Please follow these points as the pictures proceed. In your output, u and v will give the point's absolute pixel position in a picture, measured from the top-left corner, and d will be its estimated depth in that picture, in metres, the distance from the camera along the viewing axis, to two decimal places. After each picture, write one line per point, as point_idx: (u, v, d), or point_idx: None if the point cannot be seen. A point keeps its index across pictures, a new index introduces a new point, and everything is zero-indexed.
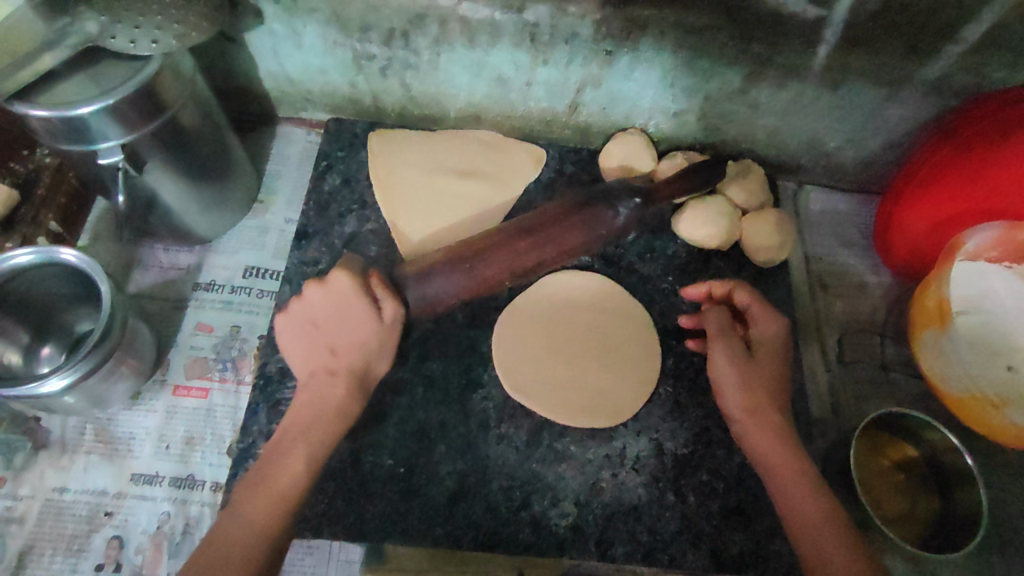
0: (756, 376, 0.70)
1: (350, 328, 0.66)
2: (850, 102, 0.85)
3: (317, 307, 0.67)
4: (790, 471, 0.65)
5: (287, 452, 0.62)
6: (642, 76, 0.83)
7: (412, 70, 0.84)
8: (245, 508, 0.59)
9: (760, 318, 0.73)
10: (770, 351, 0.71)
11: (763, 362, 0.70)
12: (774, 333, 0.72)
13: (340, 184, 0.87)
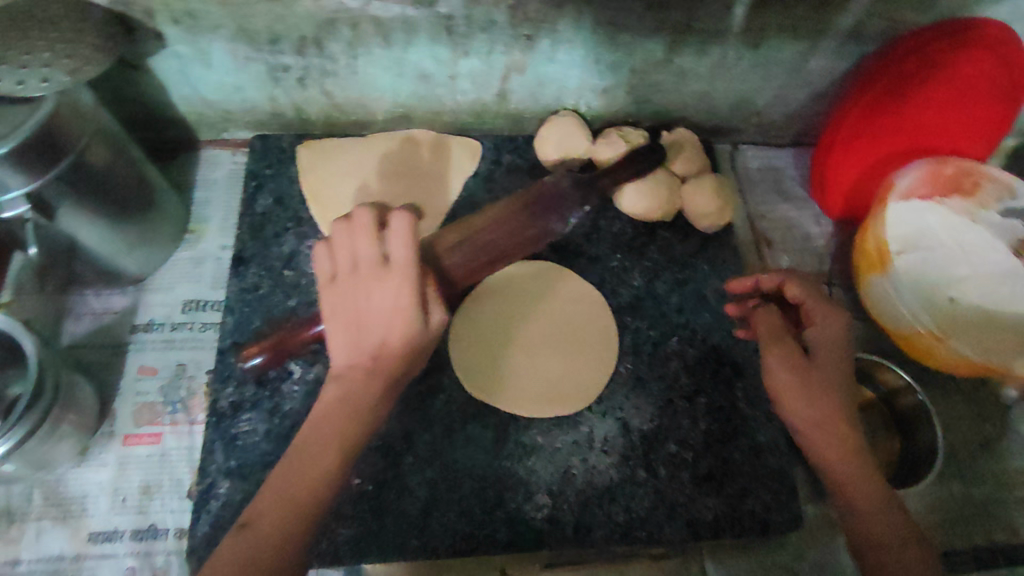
0: (820, 386, 0.68)
1: (384, 330, 0.61)
2: (772, 59, 0.86)
3: (372, 308, 0.61)
4: (856, 482, 0.65)
5: (288, 476, 0.57)
6: (567, 57, 0.82)
7: (330, 77, 0.81)
8: (244, 536, 0.54)
9: (821, 323, 0.71)
10: (833, 357, 0.69)
11: (824, 370, 0.68)
12: (832, 339, 0.70)
13: (272, 204, 0.84)
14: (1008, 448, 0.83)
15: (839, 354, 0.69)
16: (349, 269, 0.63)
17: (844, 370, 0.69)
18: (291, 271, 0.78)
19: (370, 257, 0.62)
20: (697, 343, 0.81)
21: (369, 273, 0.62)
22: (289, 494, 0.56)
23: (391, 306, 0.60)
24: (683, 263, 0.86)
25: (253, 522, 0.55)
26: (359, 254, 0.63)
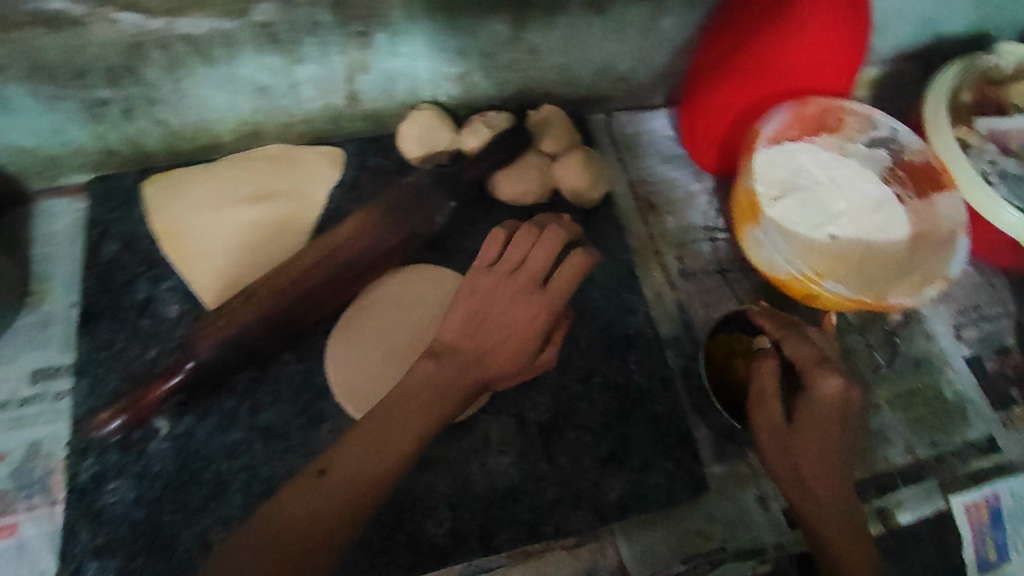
0: (809, 447, 0.68)
1: (513, 315, 0.67)
2: (623, 23, 0.84)
3: (518, 306, 0.67)
4: (831, 525, 0.67)
5: (395, 435, 0.61)
6: (409, 49, 0.77)
7: (157, 104, 0.75)
8: (315, 486, 0.57)
9: (823, 379, 0.69)
10: (822, 417, 0.69)
11: (809, 430, 0.68)
12: (831, 402, 0.69)
13: (120, 249, 0.78)
14: (893, 371, 0.86)
15: (836, 414, 0.69)
16: (504, 272, 0.69)
17: (837, 430, 0.68)
18: (148, 318, 0.74)
19: (534, 272, 0.69)
20: (588, 323, 0.79)
21: (518, 281, 0.68)
22: (374, 451, 0.59)
23: (528, 317, 0.68)
24: None
25: (332, 473, 0.58)
26: (528, 261, 0.69)
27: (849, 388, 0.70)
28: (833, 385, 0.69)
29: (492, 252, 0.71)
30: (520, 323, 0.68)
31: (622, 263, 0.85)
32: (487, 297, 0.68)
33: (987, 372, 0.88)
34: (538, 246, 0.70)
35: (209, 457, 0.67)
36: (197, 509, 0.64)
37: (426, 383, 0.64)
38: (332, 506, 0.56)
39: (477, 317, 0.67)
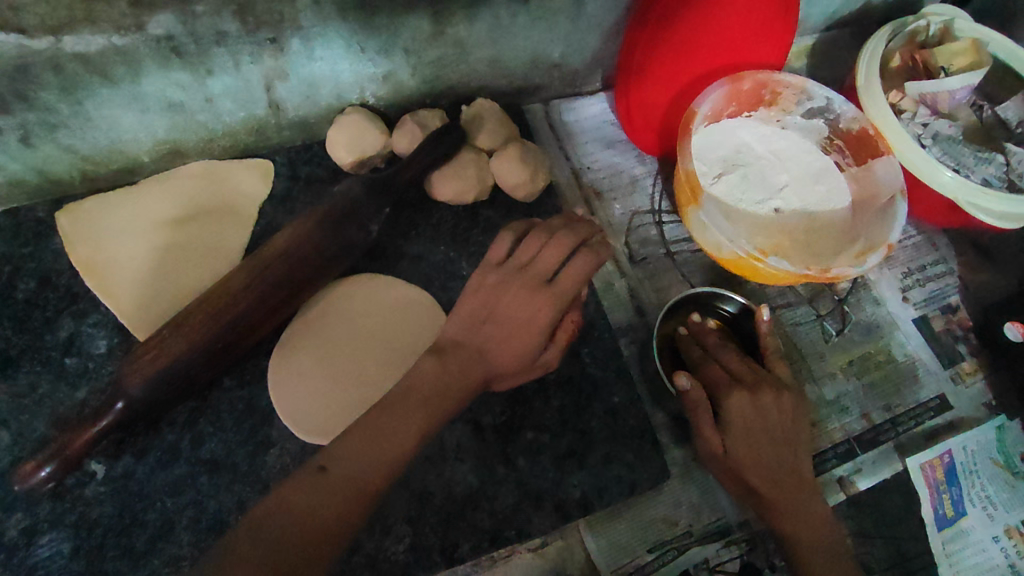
0: (749, 457, 0.68)
1: (517, 323, 0.66)
2: (547, 10, 0.82)
3: (516, 312, 0.66)
4: (794, 520, 0.68)
5: (394, 429, 0.61)
6: (327, 53, 0.74)
7: (61, 129, 0.70)
8: (310, 482, 0.58)
9: (733, 394, 0.70)
10: (752, 425, 0.69)
11: (741, 441, 0.68)
12: (750, 412, 0.69)
13: (37, 285, 0.73)
14: (843, 338, 0.87)
15: (763, 423, 0.69)
16: (512, 269, 0.68)
17: (769, 435, 0.69)
18: (74, 356, 0.70)
19: (540, 272, 0.67)
20: None
21: (522, 279, 0.66)
22: (375, 445, 0.60)
23: (529, 314, 0.66)
24: None
25: (333, 467, 0.59)
26: (535, 262, 0.67)
27: (766, 394, 0.70)
28: (741, 397, 0.69)
29: (501, 249, 0.70)
30: (525, 321, 0.66)
31: None
32: (492, 297, 0.67)
33: (934, 332, 0.89)
34: (548, 248, 0.68)
35: (149, 497, 0.63)
36: (141, 554, 0.61)
37: (426, 379, 0.64)
38: (333, 498, 0.58)
39: (480, 315, 0.67)
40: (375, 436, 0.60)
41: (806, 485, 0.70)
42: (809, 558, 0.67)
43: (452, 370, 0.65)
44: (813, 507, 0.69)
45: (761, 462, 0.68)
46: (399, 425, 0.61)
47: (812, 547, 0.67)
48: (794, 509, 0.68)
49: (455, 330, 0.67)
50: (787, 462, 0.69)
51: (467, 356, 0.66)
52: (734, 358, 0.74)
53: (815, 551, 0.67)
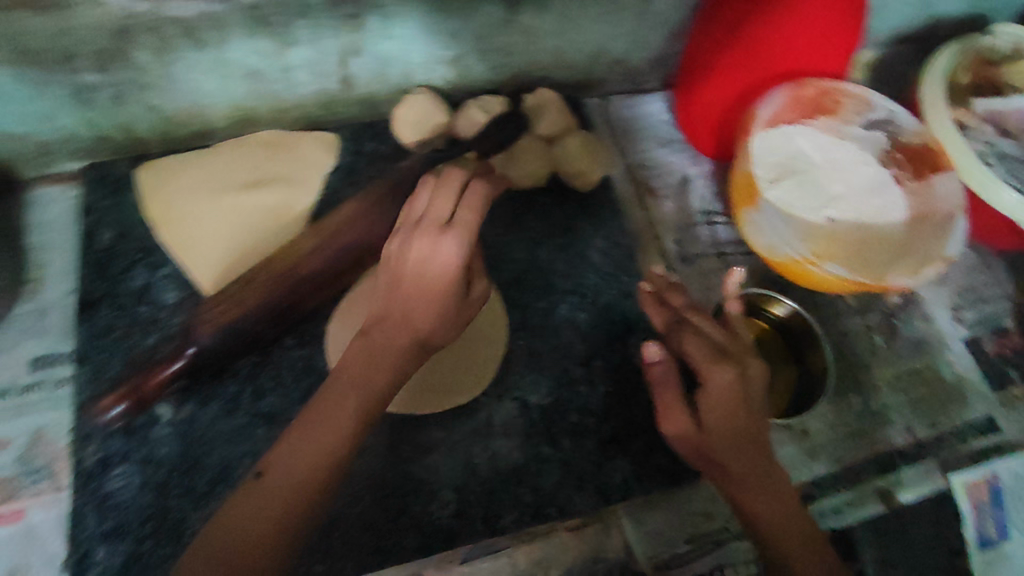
0: (722, 438, 0.58)
1: (422, 276, 0.58)
2: (619, 5, 0.81)
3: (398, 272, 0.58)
4: (732, 472, 0.60)
5: (311, 450, 0.54)
6: (403, 32, 0.76)
7: (150, 89, 0.73)
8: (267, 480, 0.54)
9: (716, 368, 0.58)
10: (727, 400, 0.58)
11: (721, 426, 0.58)
12: (734, 387, 0.58)
13: (117, 236, 0.77)
14: (891, 353, 0.86)
15: (741, 393, 0.58)
16: (413, 223, 0.59)
17: (750, 410, 0.59)
18: (146, 305, 0.73)
19: (438, 215, 0.58)
20: (589, 308, 0.79)
21: (422, 229, 0.58)
22: (287, 471, 0.54)
23: (434, 264, 0.57)
24: (564, 228, 0.84)
25: (255, 495, 0.53)
26: (428, 210, 0.59)
27: (745, 362, 0.60)
28: (727, 370, 0.58)
29: (421, 204, 0.60)
30: (431, 274, 0.57)
31: (622, 247, 0.85)
32: (388, 265, 0.59)
33: (985, 354, 0.88)
34: (440, 193, 0.59)
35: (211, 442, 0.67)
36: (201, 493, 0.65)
37: (343, 384, 0.57)
38: (262, 526, 0.53)
39: (390, 284, 0.59)
40: (292, 459, 0.54)
41: (775, 471, 0.62)
42: (769, 511, 0.61)
43: (375, 341, 0.59)
44: (762, 479, 0.60)
45: (740, 419, 0.58)
46: (312, 443, 0.55)
47: (763, 503, 0.61)
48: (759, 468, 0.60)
49: (374, 321, 0.60)
50: (758, 424, 0.60)
51: (385, 332, 0.59)
52: (694, 344, 0.61)
53: (764, 505, 0.61)
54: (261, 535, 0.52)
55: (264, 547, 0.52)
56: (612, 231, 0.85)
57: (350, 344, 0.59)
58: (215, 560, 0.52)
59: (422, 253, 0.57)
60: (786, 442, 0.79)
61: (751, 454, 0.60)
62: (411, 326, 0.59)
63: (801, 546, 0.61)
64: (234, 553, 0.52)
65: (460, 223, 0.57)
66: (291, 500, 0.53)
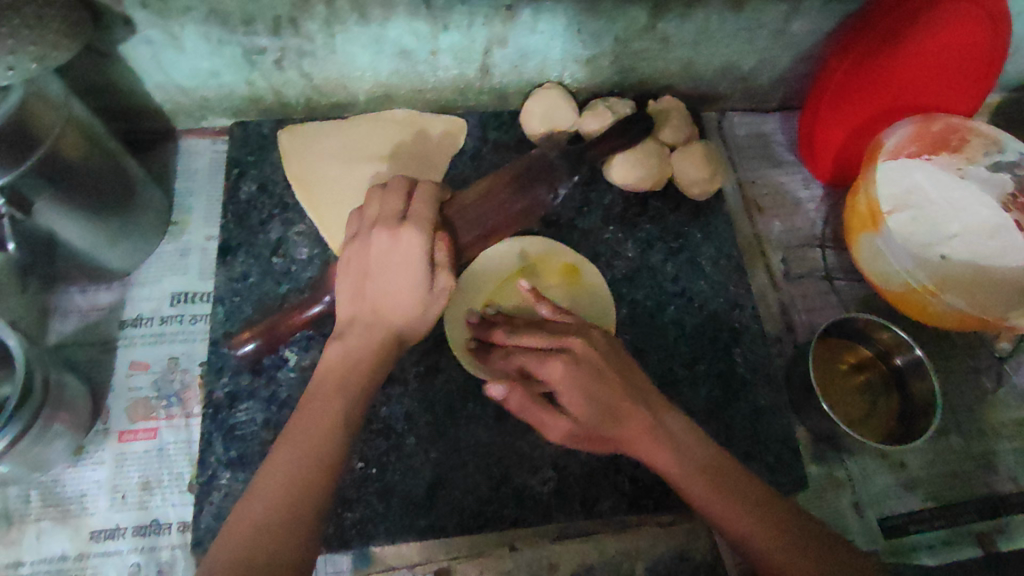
0: (605, 421, 0.59)
1: (400, 259, 0.60)
2: (758, 21, 0.82)
3: (384, 253, 0.61)
4: (645, 445, 0.59)
5: (299, 448, 0.53)
6: (548, 27, 0.79)
7: (309, 58, 0.78)
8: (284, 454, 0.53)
9: (550, 359, 0.59)
10: (574, 386, 0.59)
11: (580, 401, 0.59)
12: (575, 372, 0.59)
13: (257, 191, 0.82)
14: (999, 399, 0.84)
15: (593, 367, 0.59)
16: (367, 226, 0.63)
17: (604, 383, 0.59)
18: (280, 257, 0.78)
19: (390, 211, 0.62)
20: (694, 312, 0.82)
21: (384, 222, 0.61)
22: (278, 473, 0.52)
23: (405, 248, 0.60)
24: (676, 232, 0.86)
25: (252, 501, 0.51)
26: (379, 209, 0.62)
27: (576, 339, 0.61)
28: (565, 359, 0.59)
29: (394, 205, 0.62)
30: (404, 261, 0.60)
31: (731, 258, 0.85)
32: (358, 252, 0.62)
33: None
34: (389, 193, 0.64)
35: None
36: None
37: (314, 398, 0.57)
38: (261, 527, 0.50)
39: (359, 271, 0.62)
40: (280, 463, 0.52)
41: (697, 438, 0.61)
42: (725, 512, 0.57)
43: (353, 343, 0.60)
44: (672, 438, 0.60)
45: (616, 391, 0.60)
46: (303, 439, 0.54)
47: (712, 491, 0.58)
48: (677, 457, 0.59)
49: (341, 348, 0.61)
50: (646, 406, 0.61)
51: (365, 314, 0.61)
52: (550, 312, 0.65)
53: (723, 504, 0.57)
54: (259, 534, 0.49)
55: (265, 544, 0.49)
56: (723, 242, 0.86)
57: (328, 348, 0.62)
58: (228, 552, 0.49)
59: (382, 248, 0.61)
60: (882, 472, 0.80)
61: (649, 439, 0.60)
62: (378, 309, 0.61)
63: (766, 514, 0.56)
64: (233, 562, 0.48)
65: (414, 220, 0.60)
66: (293, 502, 0.51)
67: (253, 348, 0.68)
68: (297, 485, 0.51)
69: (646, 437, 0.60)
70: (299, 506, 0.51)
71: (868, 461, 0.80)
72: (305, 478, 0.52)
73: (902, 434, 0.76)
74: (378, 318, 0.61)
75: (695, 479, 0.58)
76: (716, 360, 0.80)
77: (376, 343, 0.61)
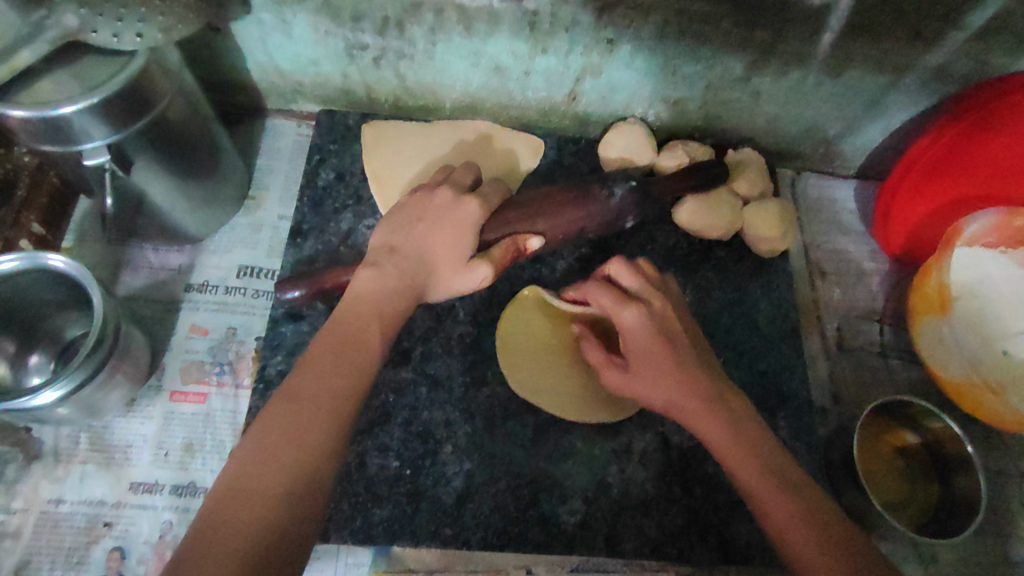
0: (663, 372, 0.62)
1: (452, 223, 0.65)
2: (852, 89, 0.82)
3: (434, 213, 0.66)
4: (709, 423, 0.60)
5: (303, 415, 0.53)
6: (643, 65, 0.79)
7: (407, 60, 0.80)
8: (303, 380, 0.55)
9: (625, 308, 0.64)
10: (644, 337, 0.63)
11: (646, 348, 0.63)
12: (646, 319, 0.63)
13: (334, 179, 0.85)
14: None
15: (662, 325, 0.64)
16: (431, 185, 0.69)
17: (670, 354, 0.62)
18: (347, 247, 0.80)
19: (459, 179, 0.70)
20: (743, 367, 0.81)
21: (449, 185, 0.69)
22: (296, 413, 0.53)
23: (462, 213, 0.66)
24: (736, 285, 0.85)
25: (258, 458, 0.51)
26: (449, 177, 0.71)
27: (656, 298, 0.65)
28: (640, 311, 0.63)
29: (466, 176, 0.71)
30: (459, 220, 0.66)
31: (788, 318, 0.84)
32: (419, 202, 0.67)
33: None
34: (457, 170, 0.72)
35: (377, 387, 0.71)
36: (358, 432, 0.70)
37: (324, 345, 0.58)
38: (268, 496, 0.49)
39: (414, 216, 0.66)
40: (283, 423, 0.52)
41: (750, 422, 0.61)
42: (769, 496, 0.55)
43: (390, 277, 0.62)
44: (718, 410, 0.60)
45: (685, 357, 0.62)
46: (323, 366, 0.56)
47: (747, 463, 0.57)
48: (721, 430, 0.59)
49: (347, 312, 0.60)
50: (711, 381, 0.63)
51: (410, 255, 0.64)
52: (626, 273, 0.67)
53: (750, 465, 0.57)
54: (265, 490, 0.49)
55: (273, 469, 0.50)
56: (782, 301, 0.85)
57: (360, 276, 0.63)
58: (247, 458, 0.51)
59: (438, 208, 0.66)
60: (911, 561, 0.78)
61: (715, 424, 0.60)
62: (429, 260, 0.64)
63: (737, 443, 0.58)
64: (238, 518, 0.48)
65: (479, 197, 0.68)
66: (296, 469, 0.50)
67: (298, 296, 0.71)
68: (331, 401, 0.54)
69: (712, 426, 0.60)
70: (312, 463, 0.51)
71: (899, 548, 0.78)
72: (309, 452, 0.51)
73: (938, 525, 0.74)
74: (423, 264, 0.64)
75: (725, 450, 0.59)
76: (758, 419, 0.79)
77: (408, 286, 0.63)
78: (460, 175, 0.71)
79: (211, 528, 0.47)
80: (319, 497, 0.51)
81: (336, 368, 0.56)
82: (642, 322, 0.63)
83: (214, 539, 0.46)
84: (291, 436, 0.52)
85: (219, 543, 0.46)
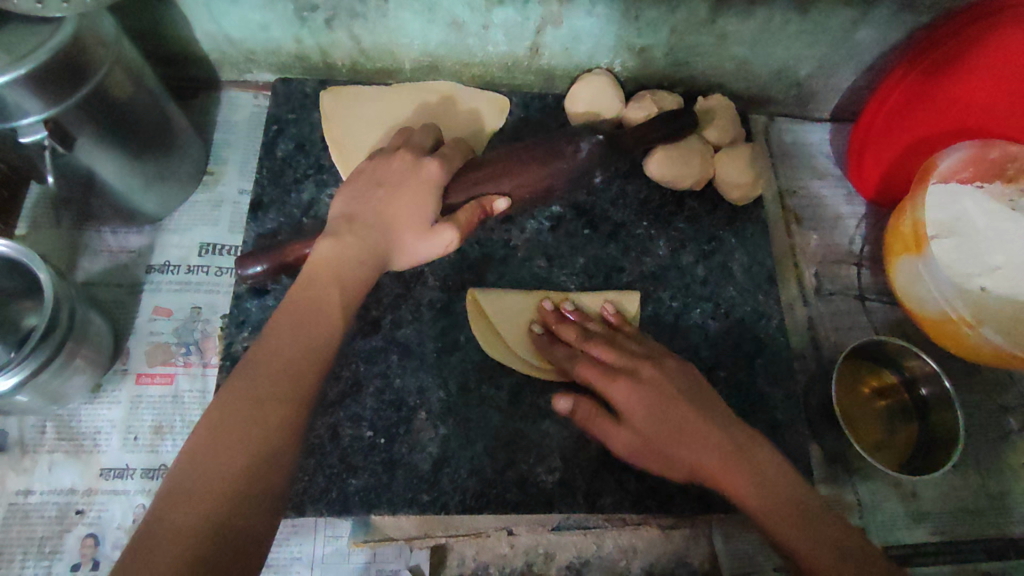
0: (674, 439, 0.60)
1: (410, 186, 0.63)
2: (821, 26, 0.79)
3: (392, 175, 0.64)
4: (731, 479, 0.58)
5: (257, 398, 0.51)
6: (605, 12, 0.77)
7: (359, 19, 0.77)
8: (255, 363, 0.53)
9: (615, 386, 0.63)
10: (641, 409, 0.62)
11: (646, 416, 0.62)
12: (643, 396, 0.62)
13: (294, 149, 0.82)
14: None
15: (661, 393, 0.62)
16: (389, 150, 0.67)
17: (671, 420, 0.61)
18: (309, 218, 0.78)
19: (419, 142, 0.68)
20: (720, 317, 0.80)
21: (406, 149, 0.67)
22: (248, 394, 0.51)
23: (419, 175, 0.64)
24: (710, 234, 0.83)
25: (212, 442, 0.49)
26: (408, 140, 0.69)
27: (647, 367, 0.63)
28: (629, 383, 0.63)
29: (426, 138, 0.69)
30: (417, 183, 0.64)
31: (764, 266, 0.83)
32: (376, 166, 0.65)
33: None
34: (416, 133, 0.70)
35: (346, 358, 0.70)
36: (329, 404, 0.69)
37: (282, 318, 0.56)
38: (218, 476, 0.48)
39: (372, 181, 0.64)
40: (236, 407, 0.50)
41: (775, 470, 0.59)
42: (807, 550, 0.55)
43: (349, 245, 0.60)
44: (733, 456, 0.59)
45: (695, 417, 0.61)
46: (278, 346, 0.54)
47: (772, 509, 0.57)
48: (739, 476, 0.58)
49: (305, 281, 0.58)
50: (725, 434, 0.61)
51: (369, 221, 0.62)
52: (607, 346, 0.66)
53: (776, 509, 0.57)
54: (216, 472, 0.48)
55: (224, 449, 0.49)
56: (757, 249, 0.84)
57: (318, 246, 0.61)
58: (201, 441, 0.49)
59: (395, 172, 0.64)
60: (892, 498, 0.78)
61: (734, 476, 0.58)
62: (389, 226, 0.62)
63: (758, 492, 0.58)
64: (189, 507, 0.46)
65: (439, 157, 0.66)
66: (252, 456, 0.49)
67: (260, 271, 0.69)
68: (291, 375, 0.53)
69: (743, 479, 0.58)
70: (265, 444, 0.50)
71: (879, 487, 0.78)
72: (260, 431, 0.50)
73: (918, 464, 0.74)
74: (383, 229, 0.62)
75: (749, 500, 0.58)
76: (736, 368, 0.78)
77: (367, 252, 0.61)
78: (417, 138, 0.69)
79: (157, 517, 0.46)
80: (275, 477, 0.50)
81: (293, 347, 0.54)
82: (638, 396, 0.62)
83: (157, 527, 0.45)
84: (245, 417, 0.50)
85: (165, 535, 0.45)
